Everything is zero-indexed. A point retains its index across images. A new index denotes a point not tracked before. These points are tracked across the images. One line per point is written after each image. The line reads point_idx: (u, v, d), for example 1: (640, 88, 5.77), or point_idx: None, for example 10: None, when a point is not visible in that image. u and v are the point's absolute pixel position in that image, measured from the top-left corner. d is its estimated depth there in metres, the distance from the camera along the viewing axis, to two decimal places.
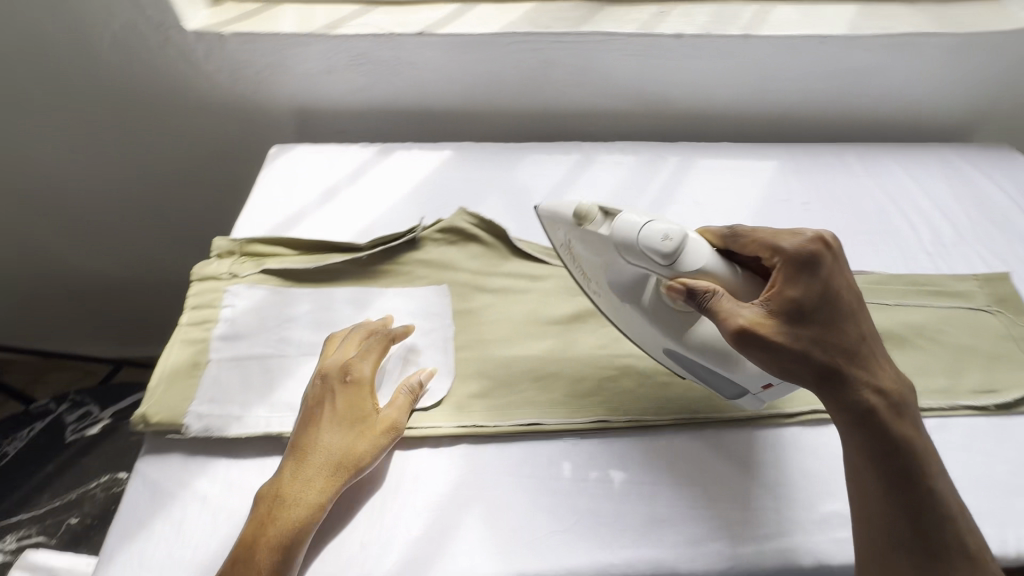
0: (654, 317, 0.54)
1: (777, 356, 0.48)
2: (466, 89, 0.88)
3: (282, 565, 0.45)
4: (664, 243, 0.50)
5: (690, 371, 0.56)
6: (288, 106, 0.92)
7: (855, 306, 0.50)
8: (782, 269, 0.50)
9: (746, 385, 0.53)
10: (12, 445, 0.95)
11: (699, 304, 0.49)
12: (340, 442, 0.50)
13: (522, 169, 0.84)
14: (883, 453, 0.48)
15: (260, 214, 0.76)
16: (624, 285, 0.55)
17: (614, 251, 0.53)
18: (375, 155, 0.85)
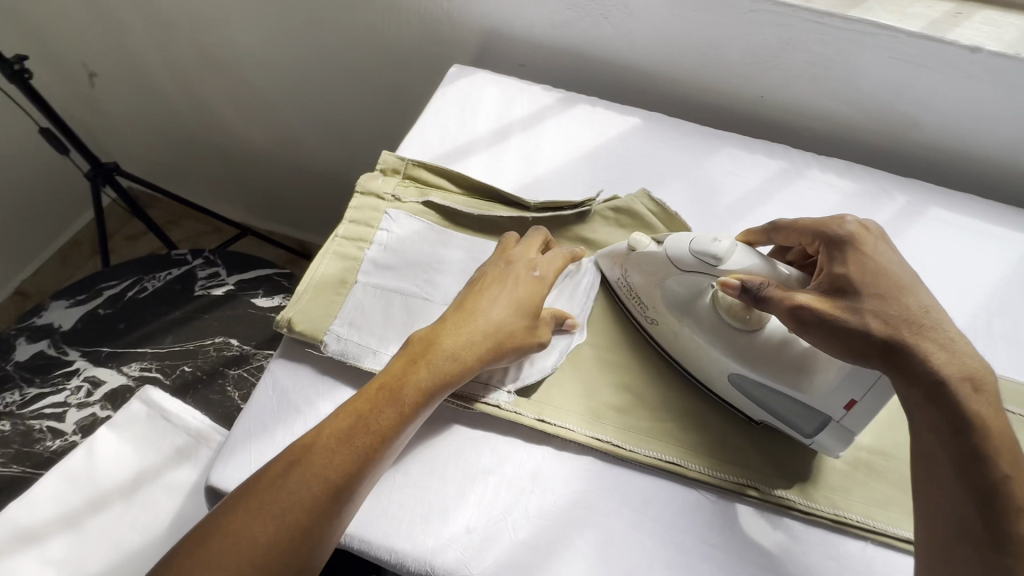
0: (713, 332, 0.51)
1: (838, 342, 0.44)
2: (677, 53, 0.76)
3: (415, 408, 0.45)
4: (717, 246, 0.49)
5: (766, 414, 0.51)
6: (474, 23, 0.83)
7: (901, 275, 0.47)
8: (830, 253, 0.49)
9: (828, 410, 0.47)
10: (151, 282, 1.03)
11: (755, 298, 0.46)
12: (504, 322, 0.50)
13: (714, 162, 0.73)
14: (953, 434, 0.42)
15: (428, 137, 0.71)
16: (679, 301, 0.53)
17: (671, 269, 0.53)
18: (556, 103, 0.76)
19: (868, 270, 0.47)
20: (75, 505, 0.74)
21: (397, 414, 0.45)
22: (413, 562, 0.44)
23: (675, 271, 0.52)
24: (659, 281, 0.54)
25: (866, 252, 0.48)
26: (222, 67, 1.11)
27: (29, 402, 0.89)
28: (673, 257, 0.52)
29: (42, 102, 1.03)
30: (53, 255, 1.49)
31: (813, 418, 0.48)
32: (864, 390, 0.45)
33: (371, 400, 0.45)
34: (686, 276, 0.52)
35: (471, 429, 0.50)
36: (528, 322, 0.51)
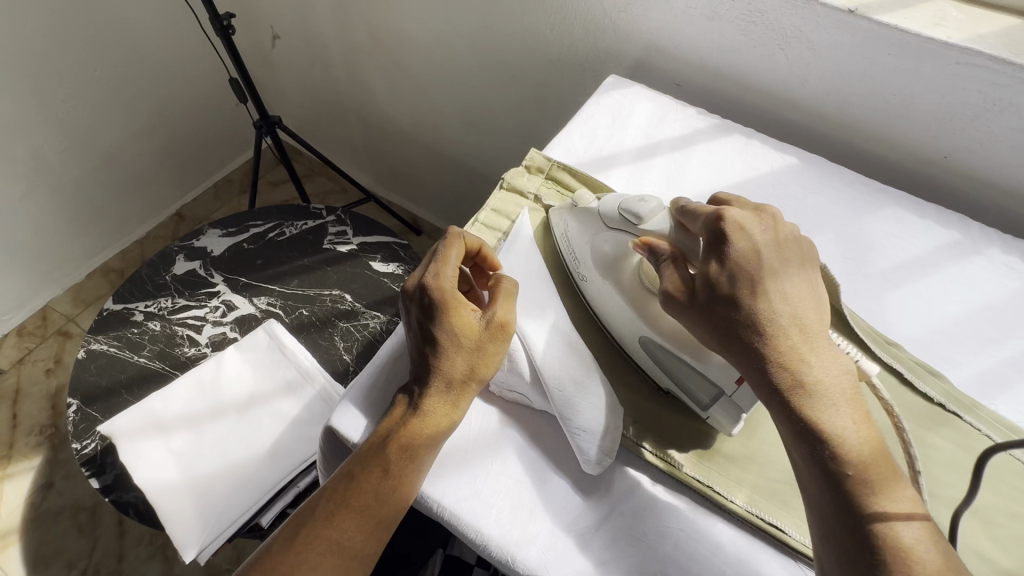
0: (634, 298, 0.54)
1: (705, 332, 0.45)
2: (855, 97, 0.71)
3: (406, 468, 0.45)
4: (636, 202, 0.54)
5: (665, 382, 0.52)
6: (637, 39, 0.83)
7: (779, 273, 0.45)
8: (709, 241, 0.47)
9: (722, 383, 0.49)
10: (288, 228, 1.14)
11: (660, 261, 0.51)
12: (445, 356, 0.47)
13: (872, 218, 0.67)
14: (807, 433, 0.40)
15: (575, 140, 0.72)
16: (604, 258, 0.57)
17: (601, 226, 0.57)
18: (710, 129, 0.74)
19: (747, 260, 0.45)
20: (201, 409, 0.84)
21: (385, 479, 0.45)
22: (496, 550, 0.45)
23: (602, 227, 0.57)
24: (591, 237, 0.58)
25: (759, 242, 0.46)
26: (387, 46, 1.19)
27: (177, 310, 1.03)
28: (602, 214, 0.56)
29: (236, 54, 1.17)
30: (210, 187, 1.70)
31: (706, 389, 0.49)
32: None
33: (365, 486, 0.45)
34: (609, 232, 0.56)
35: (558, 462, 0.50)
36: (471, 336, 0.48)
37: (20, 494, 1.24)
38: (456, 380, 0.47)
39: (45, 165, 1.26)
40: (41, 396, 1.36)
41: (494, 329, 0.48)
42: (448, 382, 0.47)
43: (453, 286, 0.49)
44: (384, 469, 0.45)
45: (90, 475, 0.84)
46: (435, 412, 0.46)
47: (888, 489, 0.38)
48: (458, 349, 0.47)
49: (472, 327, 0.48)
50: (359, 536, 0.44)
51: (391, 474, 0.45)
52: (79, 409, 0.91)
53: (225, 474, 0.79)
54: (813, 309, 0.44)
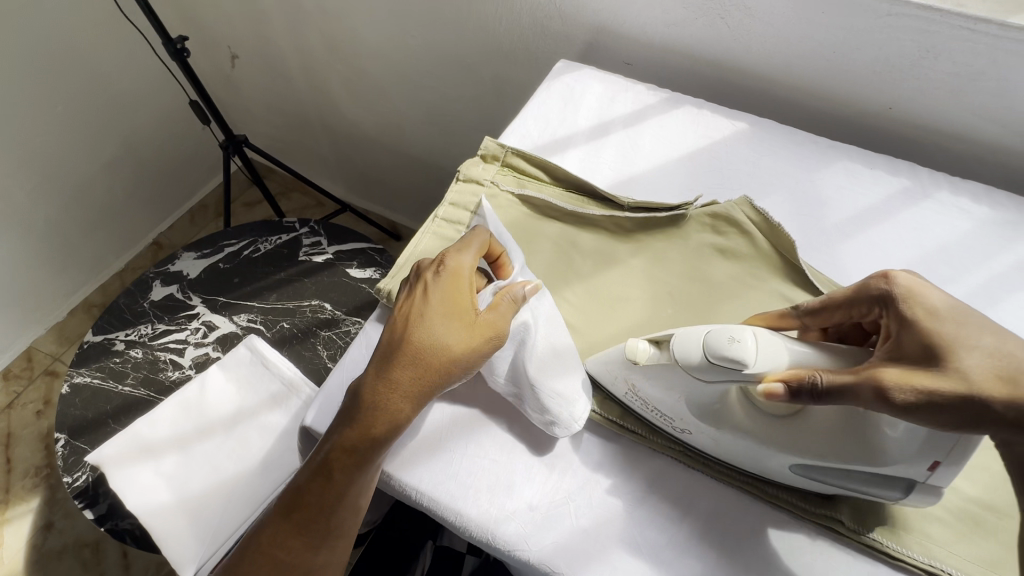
0: (766, 436, 0.44)
1: (951, 417, 0.36)
2: (797, 57, 0.72)
3: (355, 463, 0.44)
4: (732, 343, 0.42)
5: (838, 489, 0.44)
6: (584, 23, 0.84)
7: (976, 320, 0.39)
8: (889, 313, 0.42)
9: (911, 475, 0.41)
10: (263, 244, 1.14)
11: (812, 394, 0.39)
12: (430, 348, 0.45)
13: (825, 174, 0.68)
14: None
15: (529, 126, 0.73)
16: (705, 407, 0.45)
17: (684, 376, 0.45)
18: (660, 103, 0.76)
19: (937, 322, 0.39)
20: (187, 430, 0.85)
21: (332, 477, 0.45)
22: (476, 528, 0.46)
23: (687, 375, 0.44)
24: (672, 390, 0.46)
25: (923, 296, 0.41)
26: (344, 55, 1.20)
27: (158, 336, 1.03)
28: (682, 361, 0.44)
29: (194, 76, 1.17)
30: (185, 212, 1.70)
31: (893, 484, 0.42)
32: (953, 452, 0.38)
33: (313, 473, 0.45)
34: (709, 385, 0.44)
35: (531, 429, 0.50)
36: (460, 331, 0.46)
37: (20, 537, 1.24)
38: (428, 376, 0.45)
39: (16, 205, 1.26)
40: (34, 438, 1.35)
41: (484, 333, 0.47)
42: (418, 379, 0.45)
43: (463, 270, 0.49)
44: (332, 470, 0.45)
45: (83, 506, 0.84)
46: (397, 410, 0.44)
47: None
48: (434, 342, 0.45)
49: (465, 322, 0.47)
50: (300, 548, 0.46)
51: (334, 482, 0.45)
52: (67, 442, 0.92)
53: (217, 491, 0.80)
54: (1006, 333, 0.39)
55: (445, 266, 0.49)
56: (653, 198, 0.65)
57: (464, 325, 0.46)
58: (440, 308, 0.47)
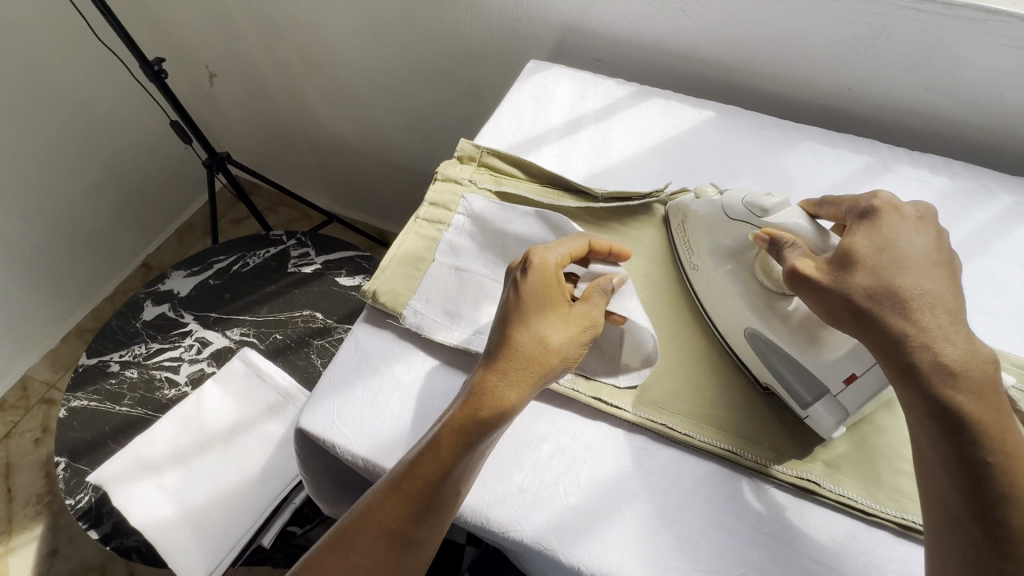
0: (750, 287, 0.53)
1: (826, 303, 0.45)
2: (758, 45, 0.75)
3: (466, 445, 0.44)
4: (767, 198, 0.53)
5: (771, 377, 0.51)
6: (552, 23, 0.86)
7: (913, 257, 0.45)
8: (858, 223, 0.49)
9: (829, 380, 0.47)
10: (251, 258, 1.15)
11: (778, 250, 0.49)
12: (532, 336, 0.48)
13: (791, 156, 0.71)
14: (930, 410, 0.40)
15: (503, 126, 0.75)
16: (723, 250, 0.56)
17: (719, 218, 0.56)
18: (630, 96, 0.78)
19: (874, 250, 0.46)
20: (186, 444, 0.86)
21: (438, 456, 0.44)
22: (470, 513, 0.48)
23: (722, 218, 0.56)
24: (710, 236, 0.57)
25: (882, 227, 0.47)
26: (321, 67, 1.22)
27: (152, 355, 1.04)
28: (726, 204, 0.56)
29: (173, 97, 1.19)
30: (173, 233, 1.70)
31: (811, 386, 0.49)
32: (866, 364, 0.46)
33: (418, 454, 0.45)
34: (732, 223, 0.55)
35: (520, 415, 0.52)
36: (557, 321, 0.49)
37: (25, 566, 1.24)
38: (532, 362, 0.47)
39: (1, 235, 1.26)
40: (34, 466, 1.36)
41: (582, 323, 0.49)
42: (527, 366, 0.47)
43: (556, 262, 0.52)
44: (438, 449, 0.44)
45: (87, 527, 0.85)
46: (510, 394, 0.46)
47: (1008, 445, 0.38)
48: (541, 333, 0.48)
49: (562, 314, 0.49)
50: (407, 520, 0.44)
51: (446, 459, 0.44)
52: (67, 465, 0.92)
53: (220, 501, 0.81)
54: (936, 273, 0.45)
55: (540, 261, 0.51)
56: (626, 189, 0.67)
57: (568, 317, 0.49)
58: (545, 300, 0.49)
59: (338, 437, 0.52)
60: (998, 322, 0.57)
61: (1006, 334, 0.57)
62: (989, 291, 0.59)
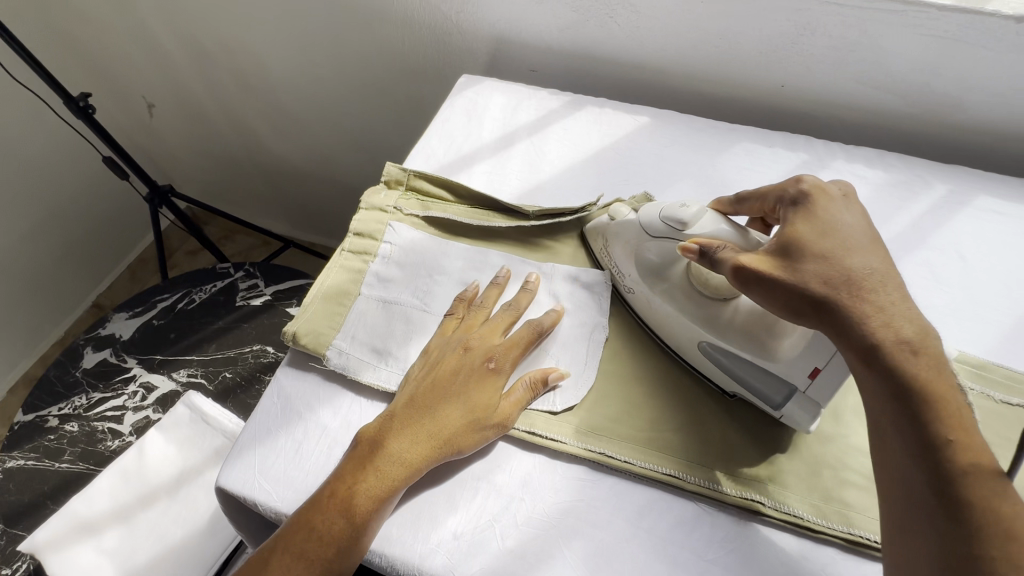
0: (688, 306, 0.50)
1: (776, 296, 0.42)
2: (688, 47, 0.74)
3: (368, 518, 0.44)
4: (682, 207, 0.51)
5: (735, 385, 0.49)
6: (483, 35, 0.84)
7: (851, 238, 0.43)
8: (791, 209, 0.47)
9: (793, 379, 0.46)
10: (197, 294, 1.11)
11: (712, 261, 0.46)
12: (454, 420, 0.48)
13: (727, 157, 0.70)
14: (894, 397, 0.37)
15: (435, 145, 0.73)
16: (653, 268, 0.53)
17: (642, 234, 0.54)
18: (563, 106, 0.76)
19: (823, 237, 0.43)
20: (128, 500, 0.81)
21: (347, 525, 0.44)
22: (403, 565, 0.45)
23: (647, 237, 0.53)
24: (637, 250, 0.54)
25: (822, 214, 0.45)
26: (259, 91, 1.18)
27: (94, 405, 0.99)
28: (645, 222, 0.54)
29: (103, 131, 1.13)
30: (123, 270, 1.64)
31: (778, 387, 0.47)
32: (828, 355, 0.45)
33: (320, 508, 0.45)
34: (656, 241, 0.53)
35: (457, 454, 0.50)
36: (481, 411, 0.48)
37: None
38: (448, 444, 0.47)
39: None
40: None
41: (501, 416, 0.49)
42: (442, 441, 0.47)
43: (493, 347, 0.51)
44: (348, 517, 0.44)
45: None
46: (419, 465, 0.46)
47: (967, 426, 0.36)
48: (461, 410, 0.48)
49: (489, 403, 0.49)
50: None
51: (354, 531, 0.44)
52: (3, 532, 0.87)
53: (165, 558, 0.77)
54: (874, 248, 0.43)
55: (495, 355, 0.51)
56: (561, 203, 0.65)
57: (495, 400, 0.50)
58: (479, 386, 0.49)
59: (259, 494, 0.48)
60: (939, 316, 0.56)
61: (948, 327, 0.56)
62: (928, 284, 0.59)
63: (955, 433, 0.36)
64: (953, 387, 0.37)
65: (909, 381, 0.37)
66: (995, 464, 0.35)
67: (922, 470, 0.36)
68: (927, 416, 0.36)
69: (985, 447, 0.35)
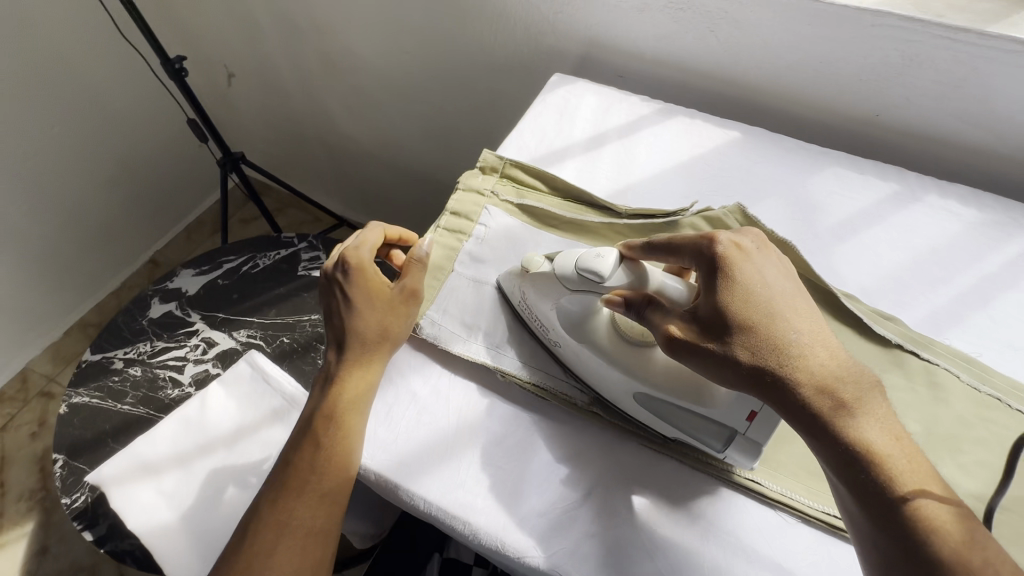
0: (620, 356, 0.51)
1: (717, 371, 0.42)
2: (786, 68, 0.74)
3: (328, 428, 0.49)
4: (596, 259, 0.49)
5: (675, 431, 0.49)
6: (577, 39, 0.86)
7: (770, 299, 0.43)
8: (703, 271, 0.46)
9: (731, 422, 0.46)
10: (261, 260, 1.14)
11: (638, 313, 0.47)
12: (371, 324, 0.53)
13: (818, 179, 0.70)
14: (844, 467, 0.38)
15: (527, 138, 0.74)
16: (572, 319, 0.54)
17: (561, 289, 0.53)
18: (655, 113, 0.77)
19: (745, 299, 0.43)
20: (188, 448, 0.84)
21: (314, 445, 0.48)
22: (487, 535, 0.47)
23: (564, 289, 0.53)
24: (552, 302, 0.54)
25: (741, 271, 0.44)
26: (341, 72, 1.21)
27: (157, 353, 1.03)
28: (559, 274, 0.52)
29: (191, 94, 1.18)
30: (181, 231, 1.70)
31: (718, 435, 0.47)
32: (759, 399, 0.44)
33: (290, 447, 0.50)
34: (575, 292, 0.52)
35: (541, 436, 0.52)
36: (391, 308, 0.54)
37: (15, 562, 1.21)
38: (371, 339, 0.53)
39: (12, 227, 1.26)
40: (28, 460, 1.34)
41: (401, 295, 0.55)
42: (370, 340, 0.53)
43: (369, 256, 0.56)
44: (314, 442, 0.48)
45: (83, 528, 0.84)
46: (361, 374, 0.52)
47: (909, 475, 0.36)
48: (373, 313, 0.53)
49: (389, 297, 0.55)
50: (307, 513, 0.46)
51: (321, 445, 0.48)
52: (66, 463, 0.91)
53: (217, 507, 0.79)
54: (795, 313, 0.43)
55: (347, 259, 0.55)
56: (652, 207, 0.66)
57: (386, 298, 0.54)
58: (353, 292, 0.54)
59: None
60: None
61: None
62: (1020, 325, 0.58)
63: (905, 489, 0.36)
64: (901, 443, 0.38)
65: (849, 449, 0.37)
66: (955, 522, 0.35)
67: (892, 546, 0.35)
68: (878, 484, 0.36)
69: (934, 490, 0.36)
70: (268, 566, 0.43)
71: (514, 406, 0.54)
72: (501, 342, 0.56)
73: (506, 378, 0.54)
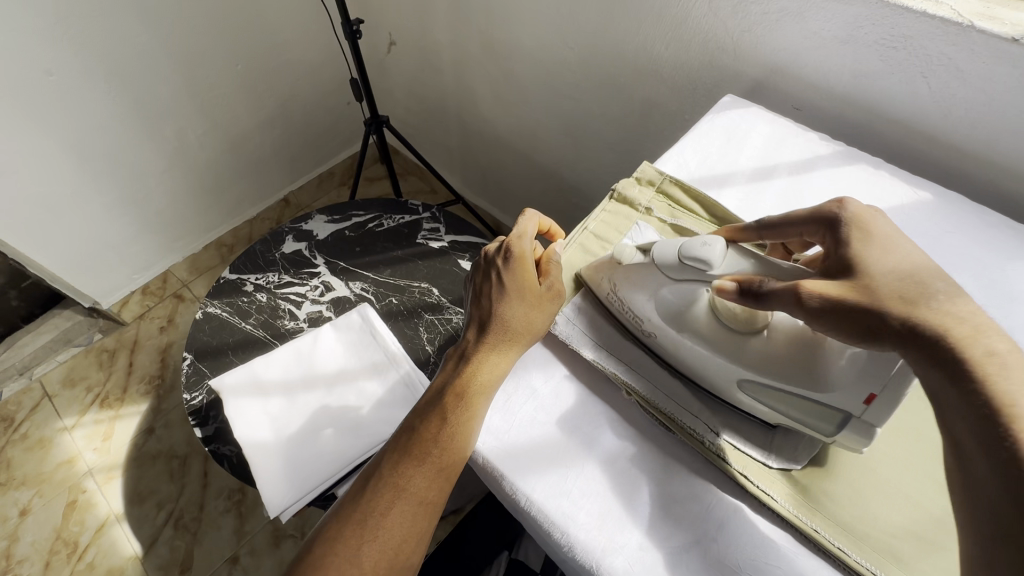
0: (719, 342, 0.50)
1: (834, 322, 0.42)
2: (1009, 131, 0.65)
3: (456, 407, 0.50)
4: (705, 244, 0.49)
5: (780, 417, 0.49)
6: (758, 64, 0.81)
7: (911, 253, 0.44)
8: (832, 236, 0.47)
9: (847, 406, 0.44)
10: (387, 220, 1.20)
11: (755, 295, 0.45)
12: (514, 315, 0.53)
13: (1021, 265, 0.60)
14: (976, 414, 0.34)
15: (688, 156, 0.71)
16: (671, 309, 0.52)
17: (660, 277, 0.52)
18: (833, 155, 0.71)
19: (875, 248, 0.44)
20: (295, 378, 0.90)
21: (441, 419, 0.49)
22: (583, 552, 0.46)
23: (666, 279, 0.52)
24: (650, 294, 0.53)
25: (871, 230, 0.45)
26: (497, 56, 1.24)
27: (282, 286, 1.12)
28: (661, 262, 0.52)
29: (359, 56, 1.26)
30: (315, 177, 1.84)
31: (835, 419, 0.45)
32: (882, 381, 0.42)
33: (417, 416, 0.51)
34: (678, 283, 0.52)
35: (655, 468, 0.50)
36: (534, 304, 0.54)
37: (127, 433, 1.39)
38: (511, 331, 0.53)
39: (187, 145, 1.42)
40: (154, 349, 1.52)
41: (546, 294, 0.55)
42: (509, 331, 0.53)
43: (525, 248, 0.56)
44: (441, 416, 0.49)
45: (195, 424, 0.93)
46: (497, 363, 0.52)
47: None
48: (519, 304, 0.53)
49: (535, 294, 0.54)
50: (423, 483, 0.47)
51: (449, 421, 0.49)
52: (192, 363, 1.01)
53: (309, 437, 0.84)
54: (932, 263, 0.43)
55: (510, 247, 0.56)
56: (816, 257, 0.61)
57: (535, 292, 0.54)
58: (508, 282, 0.54)
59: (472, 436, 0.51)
60: None
61: None
62: None
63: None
64: None
65: (986, 401, 0.34)
66: None
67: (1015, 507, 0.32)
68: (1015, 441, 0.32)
69: None
70: (383, 523, 0.46)
71: (630, 429, 0.52)
72: (629, 356, 0.55)
73: (628, 397, 0.53)
